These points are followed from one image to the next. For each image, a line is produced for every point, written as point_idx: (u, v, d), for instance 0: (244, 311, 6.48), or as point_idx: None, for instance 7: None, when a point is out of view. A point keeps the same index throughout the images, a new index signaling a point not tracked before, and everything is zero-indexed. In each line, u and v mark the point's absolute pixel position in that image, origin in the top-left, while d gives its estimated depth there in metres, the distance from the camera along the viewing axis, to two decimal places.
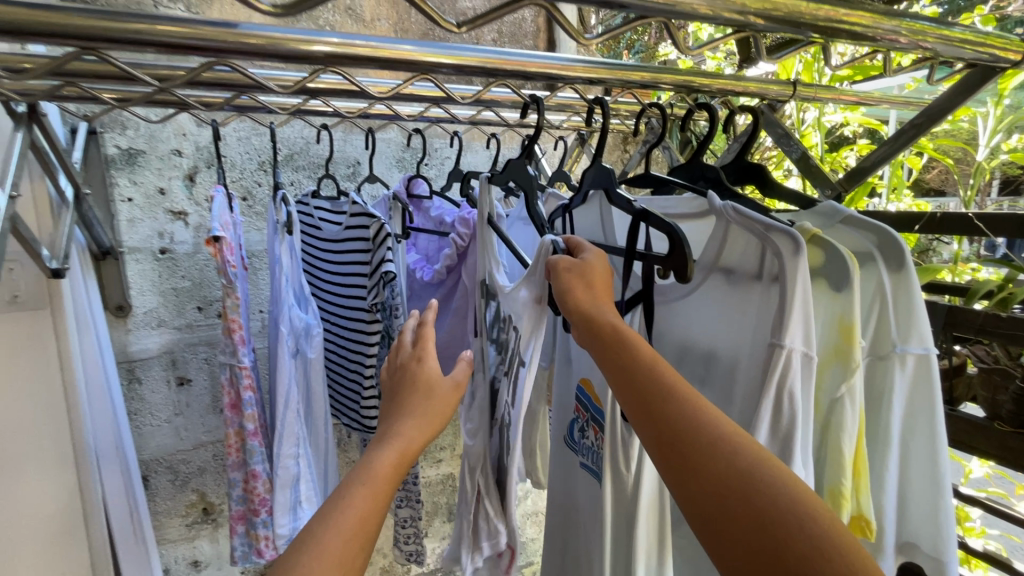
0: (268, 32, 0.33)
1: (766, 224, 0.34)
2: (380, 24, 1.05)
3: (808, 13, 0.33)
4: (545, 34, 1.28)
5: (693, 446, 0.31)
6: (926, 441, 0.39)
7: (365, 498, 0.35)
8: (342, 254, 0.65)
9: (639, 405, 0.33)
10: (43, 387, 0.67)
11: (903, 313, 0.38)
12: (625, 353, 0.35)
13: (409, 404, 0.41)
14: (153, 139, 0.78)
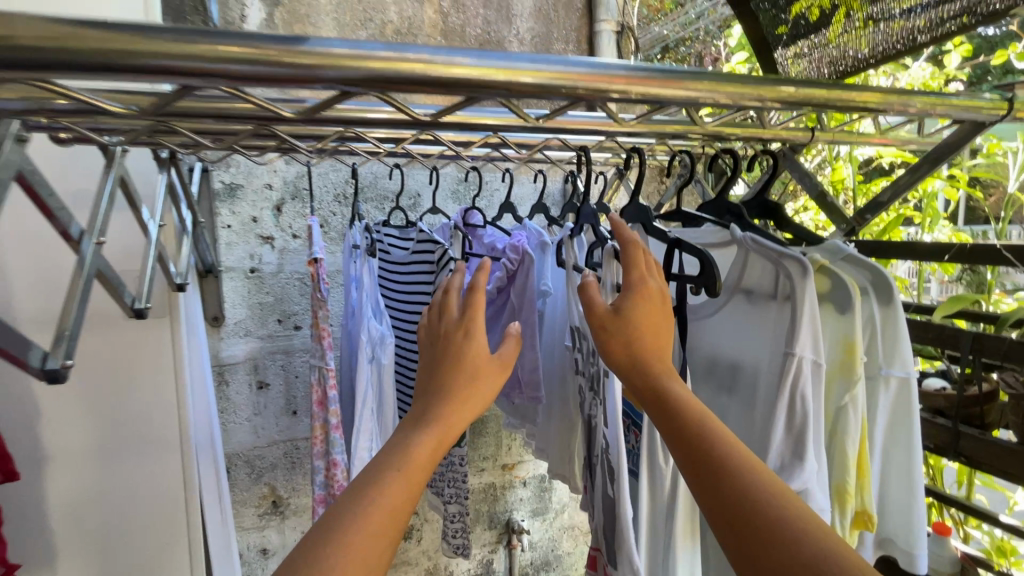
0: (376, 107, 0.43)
1: (779, 252, 0.41)
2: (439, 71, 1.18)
3: (791, 94, 0.43)
4: None
5: (760, 525, 0.30)
6: (906, 453, 0.49)
7: (405, 479, 0.37)
8: (409, 275, 0.75)
9: (700, 476, 0.34)
10: (157, 390, 0.75)
11: (893, 348, 0.48)
12: (681, 422, 0.36)
13: (455, 382, 0.44)
14: (251, 176, 0.91)
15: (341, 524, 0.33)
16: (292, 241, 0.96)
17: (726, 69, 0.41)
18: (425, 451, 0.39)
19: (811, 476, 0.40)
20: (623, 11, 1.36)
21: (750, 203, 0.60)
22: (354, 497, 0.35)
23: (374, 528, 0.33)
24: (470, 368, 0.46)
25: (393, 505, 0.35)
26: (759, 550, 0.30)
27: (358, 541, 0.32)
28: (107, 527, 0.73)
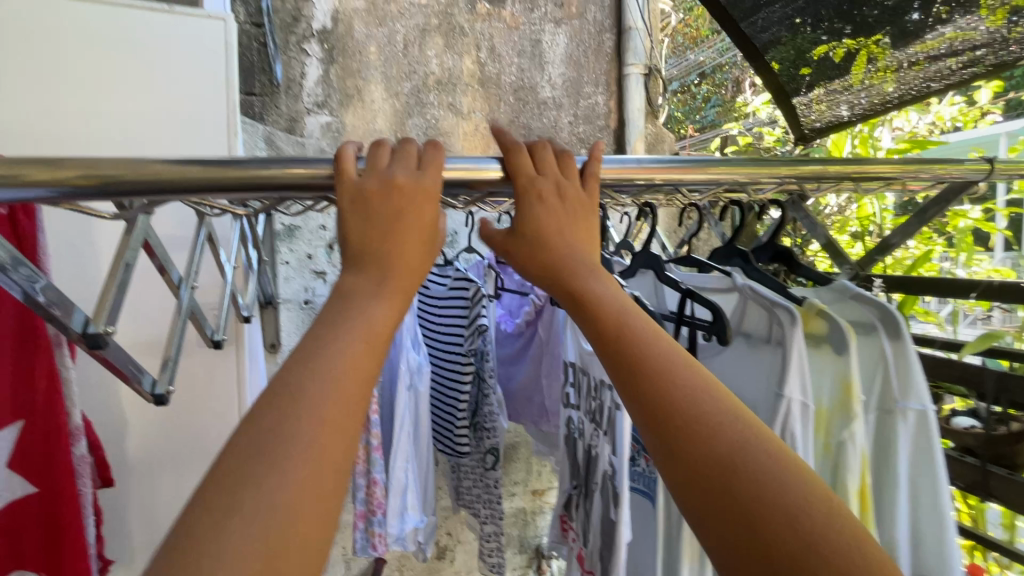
0: None
1: (772, 302, 0.47)
2: (476, 116, 1.28)
3: (781, 168, 0.50)
4: (616, 114, 1.47)
5: (686, 430, 0.33)
6: (931, 481, 0.49)
7: (356, 353, 0.32)
8: (445, 310, 0.82)
9: (629, 388, 0.36)
10: (219, 412, 0.82)
11: (904, 376, 0.49)
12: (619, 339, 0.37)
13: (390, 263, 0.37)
14: (308, 218, 1.02)
15: (291, 414, 0.29)
16: (342, 275, 1.07)
17: (742, 155, 0.48)
18: (384, 323, 0.35)
19: None
20: (650, 55, 1.44)
21: (761, 249, 0.64)
22: (299, 383, 0.30)
23: (331, 418, 0.30)
24: (412, 251, 0.38)
25: (350, 388, 0.31)
26: (693, 467, 0.32)
27: (315, 435, 0.29)
28: (167, 536, 0.79)
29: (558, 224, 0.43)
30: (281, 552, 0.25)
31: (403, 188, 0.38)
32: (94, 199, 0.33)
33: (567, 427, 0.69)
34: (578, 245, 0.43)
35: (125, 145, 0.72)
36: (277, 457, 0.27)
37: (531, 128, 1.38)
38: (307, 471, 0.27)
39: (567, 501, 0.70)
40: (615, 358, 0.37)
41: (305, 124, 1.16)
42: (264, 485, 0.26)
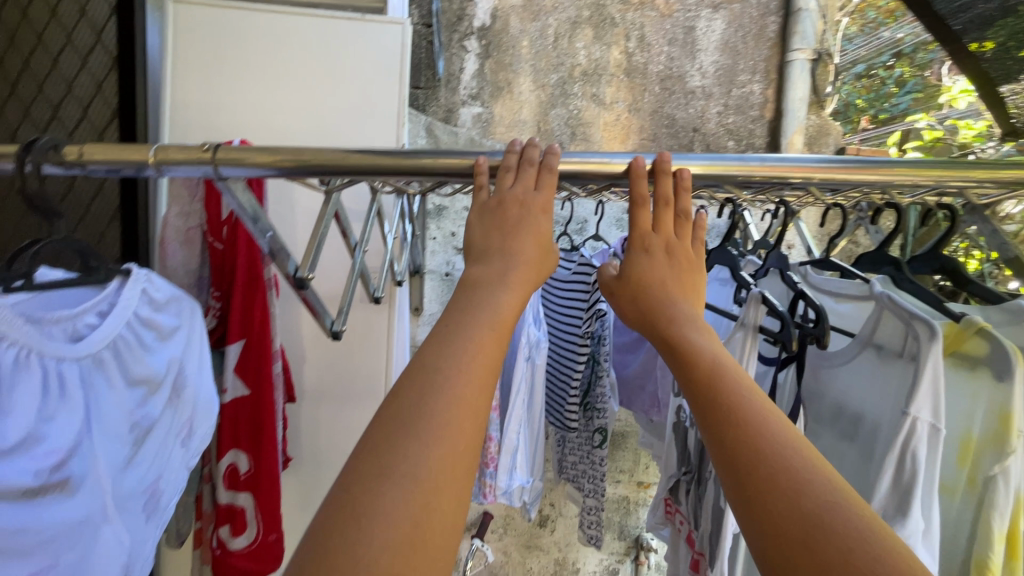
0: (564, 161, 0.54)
1: (911, 314, 0.43)
2: (618, 106, 1.30)
3: (980, 172, 0.44)
4: (773, 104, 1.36)
5: (768, 476, 0.33)
6: None
7: (480, 342, 0.38)
8: (566, 292, 0.86)
9: (714, 429, 0.37)
10: (374, 357, 0.97)
11: None
12: (710, 379, 0.39)
13: (511, 272, 0.43)
14: (455, 199, 1.14)
15: (428, 394, 0.35)
16: None
17: (908, 155, 0.44)
18: (508, 317, 0.41)
19: (917, 536, 0.41)
20: (821, 39, 1.31)
21: (924, 258, 0.57)
22: (441, 357, 0.37)
23: (470, 382, 0.36)
24: (535, 261, 0.45)
25: (472, 376, 0.37)
26: (773, 513, 0.32)
27: (450, 419, 0.34)
28: (325, 450, 0.97)
29: (662, 267, 0.47)
30: (426, 517, 0.30)
31: (520, 207, 0.45)
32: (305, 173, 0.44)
33: (676, 414, 0.67)
34: (677, 291, 0.47)
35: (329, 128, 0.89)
36: (419, 430, 0.33)
37: (674, 118, 1.35)
38: (441, 448, 0.33)
39: (674, 484, 0.68)
40: (707, 396, 0.38)
41: (458, 115, 1.29)
42: (412, 454, 0.32)
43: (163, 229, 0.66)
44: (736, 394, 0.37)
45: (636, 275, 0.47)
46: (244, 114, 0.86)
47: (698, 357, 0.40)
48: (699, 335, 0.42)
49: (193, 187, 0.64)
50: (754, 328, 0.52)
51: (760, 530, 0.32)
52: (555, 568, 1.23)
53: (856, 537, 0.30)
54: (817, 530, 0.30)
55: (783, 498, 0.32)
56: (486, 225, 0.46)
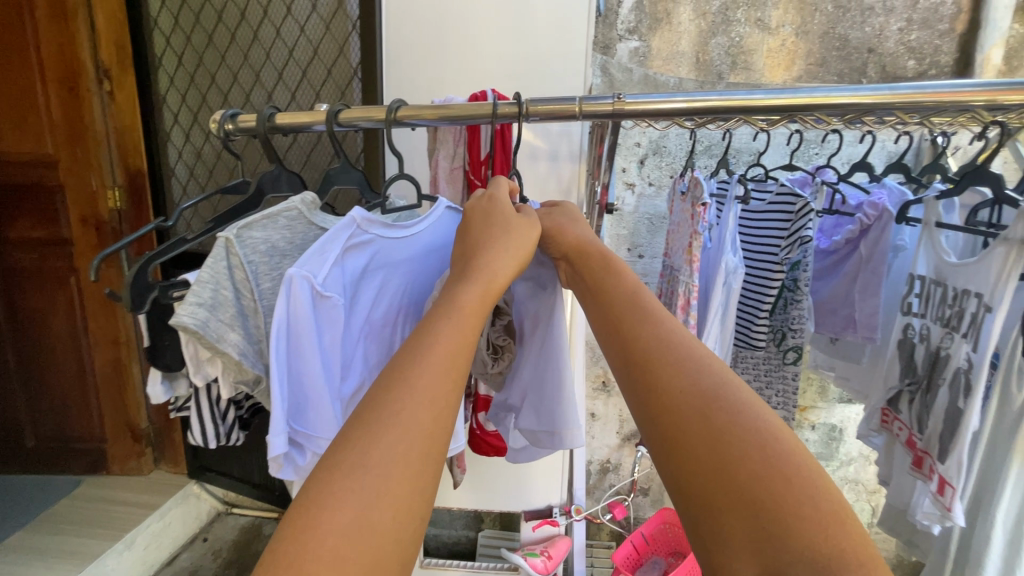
0: (839, 92, 0.53)
1: None
2: (785, 30, 1.23)
3: None
4: (968, 14, 1.21)
5: (665, 367, 0.41)
6: None
7: (444, 341, 0.42)
8: (765, 222, 0.91)
9: (623, 343, 0.45)
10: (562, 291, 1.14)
11: None
12: (624, 304, 0.48)
13: (496, 241, 0.54)
14: (626, 136, 1.19)
15: (394, 394, 0.38)
16: (648, 188, 1.22)
17: None
18: (472, 300, 0.46)
19: None
20: None
21: None
22: (405, 362, 0.40)
23: (429, 382, 0.39)
24: (502, 225, 0.55)
25: (433, 374, 0.39)
26: (666, 399, 0.39)
27: (409, 414, 0.37)
28: None
29: (583, 228, 0.60)
30: (377, 506, 0.33)
31: (483, 202, 0.59)
32: (638, 116, 0.59)
33: (902, 332, 0.74)
34: (593, 240, 0.57)
35: (527, 81, 1.06)
36: (386, 425, 0.36)
37: (848, 39, 1.25)
38: (396, 440, 0.35)
39: (893, 395, 0.76)
40: (617, 317, 0.48)
41: (616, 49, 1.30)
42: (374, 446, 0.35)
43: (435, 170, 0.82)
44: (650, 320, 0.46)
45: (554, 226, 0.60)
46: (454, 68, 1.06)
47: (612, 292, 0.50)
48: (615, 277, 0.52)
49: (458, 136, 0.80)
50: (1019, 243, 0.58)
51: (657, 415, 0.39)
52: None
53: (742, 412, 0.36)
54: (707, 408, 0.37)
55: (677, 384, 0.40)
56: (463, 238, 0.57)
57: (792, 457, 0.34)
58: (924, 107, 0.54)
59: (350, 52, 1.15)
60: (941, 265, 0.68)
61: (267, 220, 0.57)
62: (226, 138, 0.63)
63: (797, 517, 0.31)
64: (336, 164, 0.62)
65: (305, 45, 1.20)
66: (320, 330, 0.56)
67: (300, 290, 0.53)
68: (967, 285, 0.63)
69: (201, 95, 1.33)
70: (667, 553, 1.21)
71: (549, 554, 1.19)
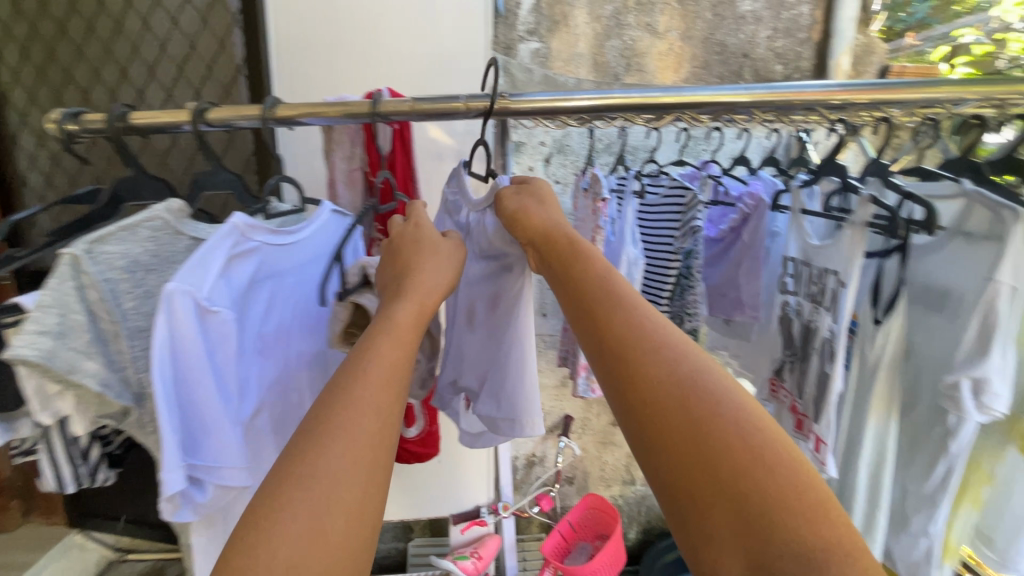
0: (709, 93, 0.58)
1: (998, 204, 0.58)
2: (671, 35, 1.32)
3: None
4: (822, 25, 1.36)
5: (645, 354, 0.45)
6: None
7: (380, 356, 0.46)
8: (660, 214, 0.96)
9: (601, 330, 0.48)
10: None
11: None
12: (599, 290, 0.51)
13: (422, 262, 0.58)
14: (531, 135, 1.21)
15: (336, 408, 0.42)
16: (555, 186, 1.25)
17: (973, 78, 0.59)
18: (405, 316, 0.51)
19: (996, 369, 0.59)
20: None
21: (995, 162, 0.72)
22: (345, 377, 0.44)
23: (369, 395, 0.44)
24: (427, 247, 0.60)
25: (372, 387, 0.44)
26: (647, 386, 0.43)
27: (353, 423, 0.41)
28: None
29: (551, 210, 0.61)
30: (328, 510, 0.36)
31: (410, 230, 0.62)
32: (529, 114, 0.60)
33: (782, 309, 0.83)
34: (564, 226, 0.58)
35: (428, 80, 1.04)
36: (331, 435, 0.40)
37: (725, 45, 1.36)
38: (344, 448, 0.39)
39: (779, 366, 0.85)
40: (593, 302, 0.50)
41: (518, 49, 1.32)
42: (322, 456, 0.39)
43: (332, 172, 0.78)
44: (626, 308, 0.48)
45: (522, 211, 0.60)
46: (350, 66, 1.02)
47: (586, 278, 0.52)
48: (588, 262, 0.54)
49: (354, 137, 0.76)
50: (862, 225, 0.66)
51: (639, 401, 0.43)
52: (627, 461, 1.41)
53: (717, 398, 0.41)
54: (684, 397, 0.41)
55: (659, 371, 0.43)
56: (388, 263, 0.60)
57: (761, 435, 0.39)
58: (774, 105, 0.60)
59: (233, 47, 1.06)
60: (806, 247, 0.76)
61: (124, 231, 0.52)
62: (70, 141, 0.57)
63: (765, 493, 0.36)
64: (207, 167, 0.58)
65: (179, 38, 1.10)
66: (212, 349, 0.52)
67: (183, 306, 0.48)
68: (826, 265, 0.71)
69: (54, 92, 1.17)
70: (593, 537, 1.25)
71: (479, 555, 1.19)
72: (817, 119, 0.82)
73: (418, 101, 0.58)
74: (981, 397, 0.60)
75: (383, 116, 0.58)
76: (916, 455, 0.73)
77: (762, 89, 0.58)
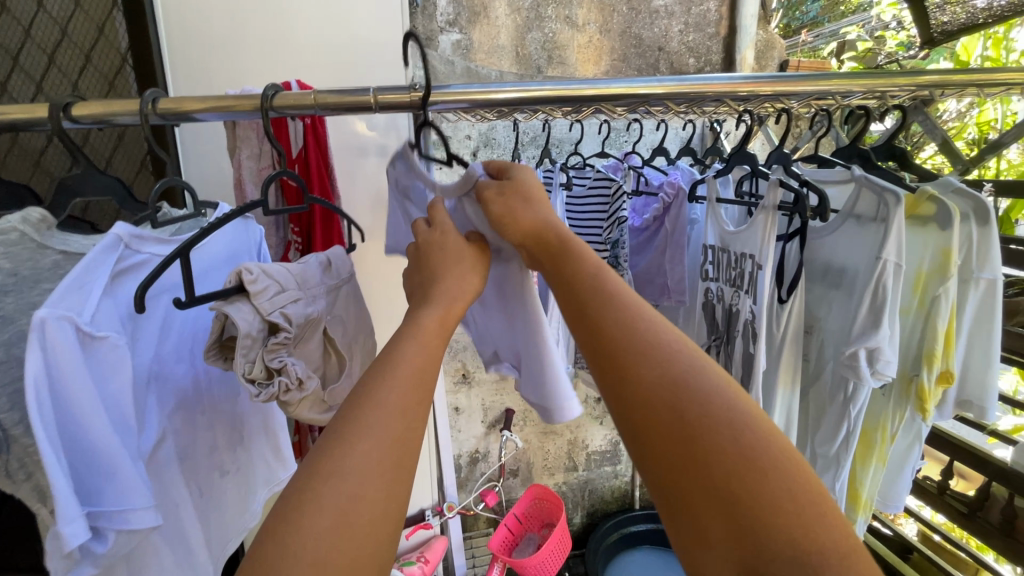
0: (623, 84, 0.59)
1: (882, 187, 0.64)
2: (590, 28, 1.34)
3: (920, 74, 0.65)
4: (728, 21, 1.44)
5: (634, 355, 0.42)
6: (989, 316, 0.72)
7: (411, 357, 0.45)
8: (587, 206, 0.98)
9: (591, 330, 0.45)
10: None
11: (983, 250, 0.69)
12: (590, 287, 0.48)
13: (451, 269, 0.55)
14: (457, 129, 1.18)
15: (364, 409, 0.40)
16: None
17: (857, 70, 0.64)
18: (433, 321, 0.49)
19: (886, 337, 0.65)
20: None
21: (880, 148, 0.79)
22: (372, 380, 0.43)
23: (399, 397, 0.42)
24: (454, 250, 0.57)
25: (404, 388, 0.43)
26: (640, 390, 0.40)
27: (385, 424, 0.40)
28: None
29: (535, 202, 0.56)
30: (351, 512, 0.35)
31: (437, 237, 0.58)
32: (443, 107, 0.58)
33: (704, 296, 0.87)
34: (553, 219, 0.55)
35: (343, 72, 0.99)
36: (356, 438, 0.39)
37: (642, 38, 1.41)
38: (371, 448, 0.39)
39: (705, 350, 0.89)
40: (582, 300, 0.47)
41: (438, 41, 1.29)
42: (344, 455, 0.38)
43: (238, 172, 0.72)
44: (618, 305, 0.45)
45: (507, 205, 0.55)
46: (254, 56, 0.95)
47: (574, 275, 0.50)
48: (581, 259, 0.51)
49: (262, 132, 0.71)
50: (770, 210, 0.70)
51: (631, 405, 0.41)
52: (569, 447, 1.44)
53: (718, 403, 0.38)
54: (678, 404, 0.39)
55: (654, 373, 0.41)
56: (414, 269, 0.59)
57: (764, 445, 0.36)
58: (683, 96, 0.62)
59: (115, 34, 0.96)
60: (722, 233, 0.80)
61: None
62: None
63: (769, 508, 0.34)
64: (74, 169, 0.54)
65: (47, 24, 0.98)
66: (101, 379, 0.46)
67: (59, 334, 0.42)
68: (742, 250, 0.75)
69: None
70: (540, 527, 1.27)
71: (426, 559, 1.17)
72: (726, 108, 0.86)
73: (321, 93, 0.54)
74: (875, 364, 0.67)
75: (276, 109, 0.54)
76: (824, 421, 0.79)
77: (669, 80, 0.60)
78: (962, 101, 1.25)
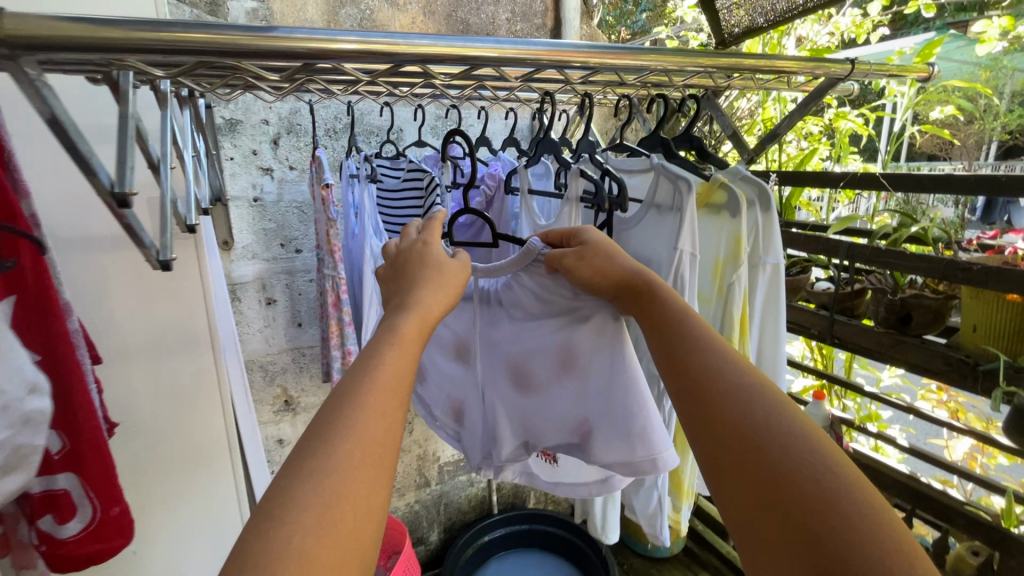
0: (412, 41, 0.44)
1: (677, 175, 0.63)
2: (410, 6, 1.22)
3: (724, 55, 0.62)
4: (553, 12, 1.43)
5: (718, 404, 0.42)
6: (773, 298, 0.77)
7: (388, 355, 0.42)
8: (402, 201, 0.87)
9: (678, 375, 0.46)
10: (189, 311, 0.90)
11: (767, 236, 0.72)
12: (678, 333, 0.48)
13: (425, 280, 0.50)
14: (248, 112, 0.99)
15: (340, 408, 0.37)
16: (290, 173, 1.06)
17: (670, 45, 0.57)
18: (410, 326, 0.45)
19: None
20: None
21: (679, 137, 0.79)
22: (354, 378, 0.39)
23: (377, 396, 0.38)
24: (450, 272, 0.53)
25: (382, 388, 0.39)
26: (730, 440, 0.40)
27: (360, 419, 0.36)
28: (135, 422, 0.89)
29: (614, 257, 0.56)
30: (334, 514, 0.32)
31: (417, 248, 0.54)
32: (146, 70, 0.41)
33: None
34: (635, 268, 0.54)
35: None
36: (337, 436, 0.35)
37: (468, 23, 1.33)
38: (354, 444, 0.35)
39: None
40: (671, 346, 0.48)
41: (226, 7, 1.06)
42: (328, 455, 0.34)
43: None
44: (703, 355, 0.45)
45: (592, 263, 0.55)
46: None
47: (662, 319, 0.50)
48: (670, 306, 0.50)
49: None
50: (575, 201, 0.66)
51: (718, 457, 0.40)
52: (418, 462, 1.34)
53: (815, 471, 0.36)
54: (773, 468, 0.37)
55: (742, 428, 0.40)
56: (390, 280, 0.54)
57: (872, 528, 0.33)
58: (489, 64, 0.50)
59: None
60: (536, 228, 0.75)
61: None
62: None
63: None
64: None
65: None
66: None
67: None
68: None
69: None
70: (386, 558, 1.15)
71: None
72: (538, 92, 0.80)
73: None
74: None
75: None
76: None
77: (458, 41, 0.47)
78: (751, 100, 1.40)
